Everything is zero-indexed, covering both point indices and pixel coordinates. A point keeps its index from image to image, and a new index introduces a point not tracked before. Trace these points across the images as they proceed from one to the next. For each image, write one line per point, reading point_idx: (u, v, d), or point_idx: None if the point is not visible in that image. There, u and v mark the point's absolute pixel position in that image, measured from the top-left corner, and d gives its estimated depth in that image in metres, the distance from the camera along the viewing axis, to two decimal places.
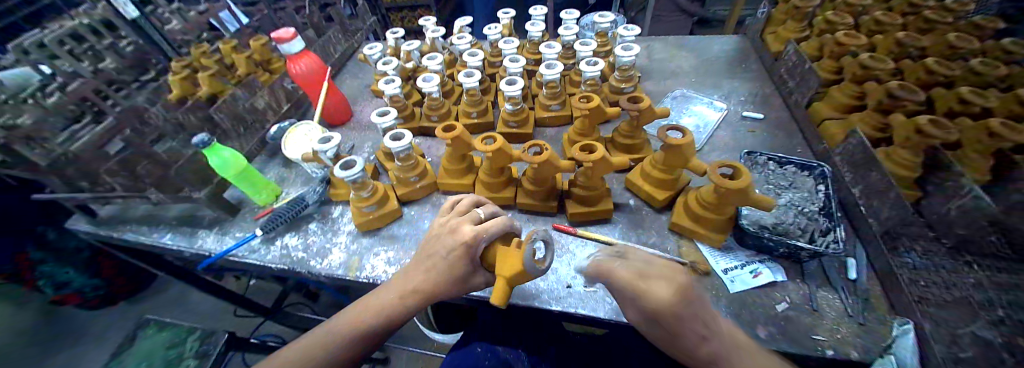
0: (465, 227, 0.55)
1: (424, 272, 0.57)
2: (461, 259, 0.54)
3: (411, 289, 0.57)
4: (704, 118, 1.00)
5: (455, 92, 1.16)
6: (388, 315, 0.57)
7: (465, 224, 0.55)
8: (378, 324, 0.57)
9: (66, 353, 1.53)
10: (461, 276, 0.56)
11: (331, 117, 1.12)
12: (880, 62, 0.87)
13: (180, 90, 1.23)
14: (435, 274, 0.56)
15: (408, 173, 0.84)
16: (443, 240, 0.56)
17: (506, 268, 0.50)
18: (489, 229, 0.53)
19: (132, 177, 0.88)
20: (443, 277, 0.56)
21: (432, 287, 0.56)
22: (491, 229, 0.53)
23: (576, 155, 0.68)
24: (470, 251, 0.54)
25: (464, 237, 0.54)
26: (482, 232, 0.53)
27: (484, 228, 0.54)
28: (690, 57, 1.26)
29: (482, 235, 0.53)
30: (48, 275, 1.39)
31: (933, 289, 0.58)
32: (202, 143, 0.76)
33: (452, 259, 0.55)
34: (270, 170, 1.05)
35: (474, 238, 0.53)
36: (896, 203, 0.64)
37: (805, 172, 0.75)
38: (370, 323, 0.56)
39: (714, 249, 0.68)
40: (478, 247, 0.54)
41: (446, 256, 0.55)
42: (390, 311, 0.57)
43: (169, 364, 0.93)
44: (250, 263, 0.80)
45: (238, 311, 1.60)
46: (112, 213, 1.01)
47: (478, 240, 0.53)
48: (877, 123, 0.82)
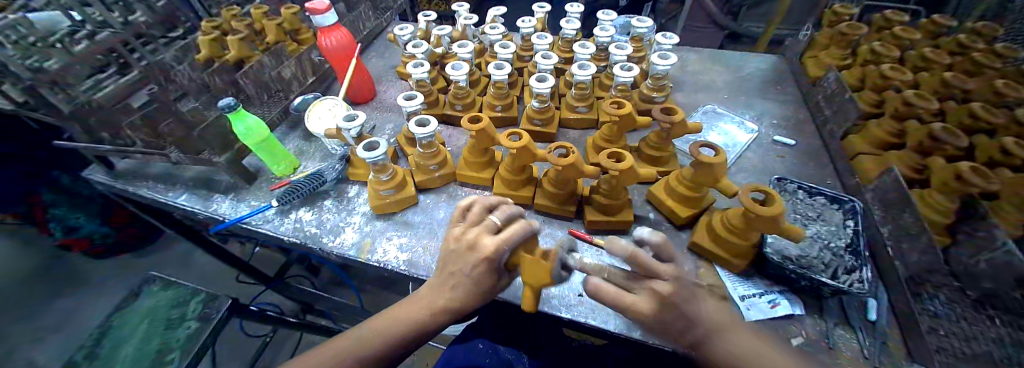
0: (485, 241, 0.50)
1: (450, 288, 0.54)
2: (485, 274, 0.51)
3: (442, 305, 0.53)
4: (734, 137, 0.97)
5: (481, 83, 1.15)
6: (417, 330, 0.54)
7: (483, 236, 0.51)
8: (401, 339, 0.53)
9: (65, 298, 1.55)
10: (484, 288, 0.53)
11: (355, 95, 1.12)
12: (925, 100, 0.84)
13: (208, 51, 1.22)
14: (466, 290, 0.53)
15: (429, 160, 0.84)
16: (463, 258, 0.52)
17: (533, 279, 0.48)
18: (511, 238, 0.50)
19: (153, 134, 0.88)
20: (470, 292, 0.53)
21: (461, 305, 0.53)
22: (512, 239, 0.50)
23: (603, 161, 0.66)
24: (494, 264, 0.51)
25: (486, 253, 0.50)
26: (502, 244, 0.49)
27: (505, 238, 0.50)
28: (723, 73, 1.23)
29: (502, 249, 0.49)
30: (60, 218, 1.43)
31: (953, 339, 0.59)
32: (227, 108, 0.74)
33: (476, 275, 0.51)
34: (290, 142, 1.05)
35: (496, 253, 0.49)
36: (927, 248, 0.62)
37: (835, 205, 0.72)
38: (393, 334, 0.53)
39: (733, 275, 0.67)
40: (500, 260, 0.50)
41: (470, 271, 0.51)
42: (419, 325, 0.54)
43: (170, 323, 0.93)
44: (263, 233, 0.80)
45: (241, 276, 1.62)
46: (131, 168, 1.02)
47: (499, 253, 0.49)
48: (914, 164, 0.79)
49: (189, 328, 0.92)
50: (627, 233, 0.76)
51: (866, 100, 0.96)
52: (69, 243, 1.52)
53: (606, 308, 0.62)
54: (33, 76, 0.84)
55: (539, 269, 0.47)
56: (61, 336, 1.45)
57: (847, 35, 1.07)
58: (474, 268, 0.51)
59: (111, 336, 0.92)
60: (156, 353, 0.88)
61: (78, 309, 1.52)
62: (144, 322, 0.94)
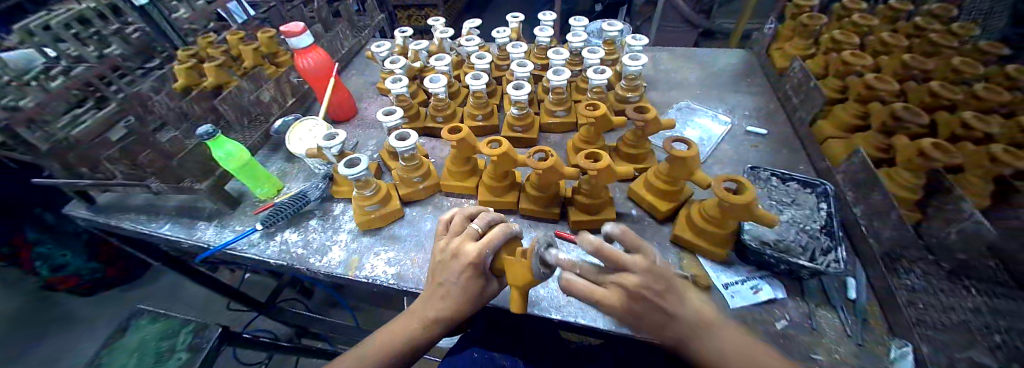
0: (466, 246, 0.53)
1: (439, 300, 0.54)
2: (471, 280, 0.53)
3: (433, 317, 0.53)
4: (710, 131, 1.00)
5: (461, 94, 1.16)
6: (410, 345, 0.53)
7: (466, 243, 0.53)
8: (393, 357, 0.52)
9: (49, 340, 1.50)
10: (471, 294, 0.54)
11: (336, 113, 1.12)
12: (886, 83, 0.88)
13: (185, 79, 1.22)
14: (456, 301, 0.53)
15: (412, 173, 0.84)
16: (449, 266, 0.53)
17: (515, 279, 0.51)
18: (491, 243, 0.52)
19: (131, 165, 0.87)
20: (460, 301, 0.53)
21: (451, 315, 0.53)
22: (493, 243, 0.52)
23: (581, 162, 0.67)
24: (478, 269, 0.53)
25: (469, 257, 0.51)
26: (484, 248, 0.51)
27: (486, 242, 0.52)
28: (695, 70, 1.27)
29: (484, 253, 0.51)
30: (46, 257, 1.41)
31: (931, 310, 0.61)
32: (206, 135, 0.74)
33: (462, 282, 0.53)
34: (273, 165, 1.05)
35: (479, 257, 0.51)
36: (898, 224, 0.64)
37: (808, 190, 0.75)
38: (384, 354, 0.52)
39: (716, 264, 0.68)
40: (483, 263, 0.52)
41: (457, 279, 0.53)
42: (411, 340, 0.54)
43: (159, 357, 0.92)
44: (249, 257, 0.79)
45: (232, 305, 1.60)
46: (110, 201, 1.00)
47: (482, 257, 0.51)
48: (880, 144, 0.83)
49: (179, 360, 0.90)
50: None
51: (831, 87, 1.00)
52: (53, 284, 1.47)
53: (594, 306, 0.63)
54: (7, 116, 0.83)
55: (519, 269, 0.50)
56: None
57: (809, 26, 1.11)
58: (459, 276, 0.52)
59: None
60: None
61: (64, 351, 1.47)
62: (132, 358, 0.92)
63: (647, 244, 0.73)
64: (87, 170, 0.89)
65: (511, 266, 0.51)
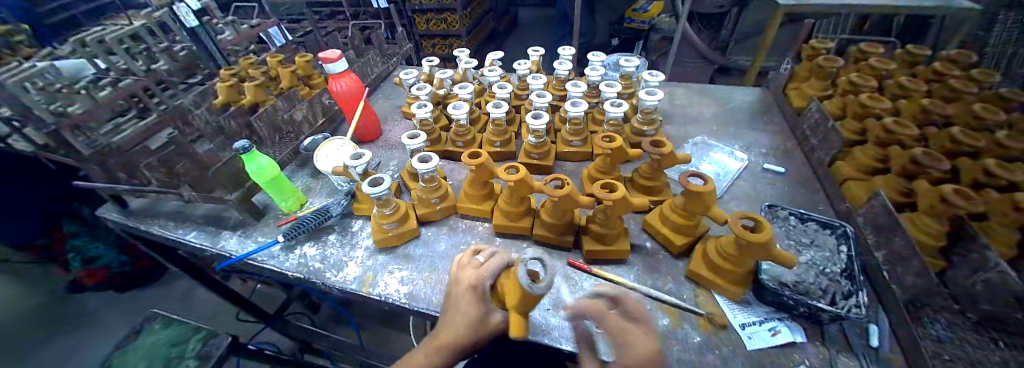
0: (466, 271, 0.59)
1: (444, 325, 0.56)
2: (472, 303, 0.56)
3: (438, 342, 0.54)
4: (725, 167, 1.01)
5: (481, 120, 1.21)
6: None
7: (465, 269, 0.60)
8: None
9: (63, 337, 1.53)
10: (477, 314, 0.56)
11: (361, 134, 1.17)
12: (903, 127, 0.88)
13: (224, 96, 1.31)
14: (460, 323, 0.55)
15: (430, 194, 0.87)
16: (451, 291, 0.59)
17: (511, 300, 0.53)
18: (488, 269, 0.58)
19: (168, 173, 0.93)
20: (464, 327, 0.54)
21: (455, 338, 0.54)
22: (490, 267, 0.58)
23: (596, 191, 0.68)
24: (478, 292, 0.57)
25: (470, 279, 0.57)
26: (482, 272, 0.58)
27: (484, 268, 0.58)
28: (711, 106, 1.29)
29: (482, 276, 0.57)
30: (79, 250, 1.47)
31: (960, 364, 0.58)
32: (242, 149, 0.79)
33: (463, 304, 0.56)
34: (298, 179, 1.09)
35: (478, 279, 0.57)
36: (919, 271, 0.62)
37: (828, 231, 0.74)
38: None
39: (732, 302, 0.67)
40: (483, 286, 0.57)
41: (458, 302, 0.56)
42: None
43: (169, 362, 0.93)
44: (268, 269, 0.82)
45: (241, 315, 1.61)
46: (143, 206, 1.06)
47: (480, 280, 0.57)
48: (901, 188, 0.82)
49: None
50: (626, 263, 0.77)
51: (849, 128, 1.01)
52: (83, 276, 1.53)
53: None
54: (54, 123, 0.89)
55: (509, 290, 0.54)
56: None
57: (825, 68, 1.13)
58: (462, 299, 0.56)
59: None
60: None
61: (75, 349, 1.50)
62: (144, 362, 0.93)
63: (660, 278, 0.73)
64: (127, 177, 0.95)
65: (507, 288, 0.55)
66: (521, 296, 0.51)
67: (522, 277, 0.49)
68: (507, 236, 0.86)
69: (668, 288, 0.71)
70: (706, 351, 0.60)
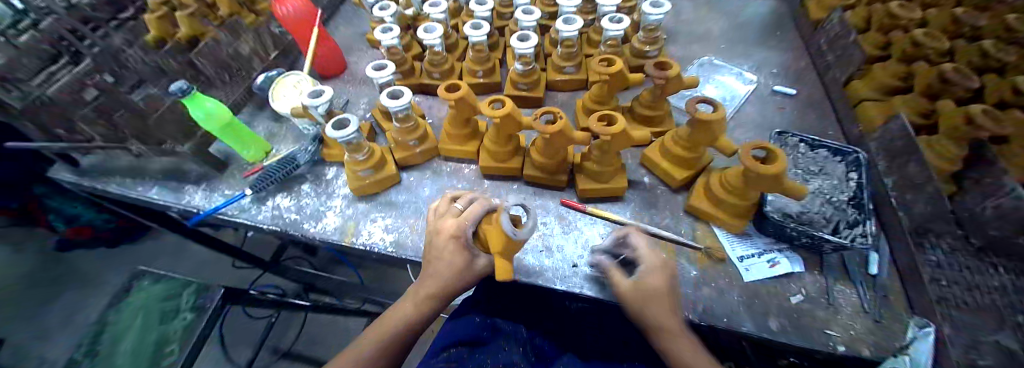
0: (448, 222, 0.53)
1: (427, 275, 0.53)
2: (456, 255, 0.52)
3: (430, 294, 0.52)
4: (733, 90, 0.91)
5: (459, 47, 1.06)
6: (411, 323, 0.53)
7: (446, 220, 0.53)
8: (401, 335, 0.52)
9: (64, 296, 1.55)
10: (461, 266, 0.52)
11: (323, 68, 1.03)
12: (935, 40, 0.78)
13: (155, 30, 1.06)
14: (443, 275, 0.52)
15: (408, 136, 0.78)
16: (432, 242, 0.53)
17: (495, 244, 0.49)
18: (469, 215, 0.52)
19: (109, 125, 0.81)
20: (447, 277, 0.52)
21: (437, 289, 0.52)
22: (471, 215, 0.52)
23: (594, 125, 0.60)
24: (461, 242, 0.52)
25: (449, 228, 0.52)
26: (463, 221, 0.52)
27: (465, 216, 0.52)
28: (720, 21, 1.14)
29: (464, 225, 0.52)
30: (58, 209, 1.37)
31: (955, 288, 0.59)
32: (180, 92, 0.67)
33: (448, 256, 0.52)
34: (259, 125, 0.98)
35: (459, 230, 0.51)
36: (933, 198, 0.61)
37: (838, 158, 0.69)
38: (391, 336, 0.51)
39: (731, 235, 0.64)
40: (466, 237, 0.52)
41: (440, 253, 0.52)
42: (412, 318, 0.53)
43: (165, 317, 0.92)
44: (241, 223, 0.76)
45: (237, 264, 1.62)
46: (94, 164, 0.95)
47: (462, 230, 0.52)
48: (922, 109, 0.75)
49: (185, 319, 0.91)
50: (622, 200, 0.72)
51: (872, 43, 0.90)
52: (74, 234, 1.48)
53: (599, 276, 0.60)
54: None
55: (494, 230, 0.49)
56: (67, 334, 1.45)
57: None
58: (444, 252, 0.52)
59: (106, 335, 0.91)
60: (158, 346, 0.88)
61: (80, 306, 1.52)
62: (140, 318, 0.93)
63: (658, 214, 0.69)
64: (64, 132, 0.83)
65: (490, 232, 0.51)
66: (506, 242, 0.47)
67: (504, 223, 0.46)
68: (495, 179, 0.80)
69: (666, 224, 0.68)
70: (702, 285, 0.59)
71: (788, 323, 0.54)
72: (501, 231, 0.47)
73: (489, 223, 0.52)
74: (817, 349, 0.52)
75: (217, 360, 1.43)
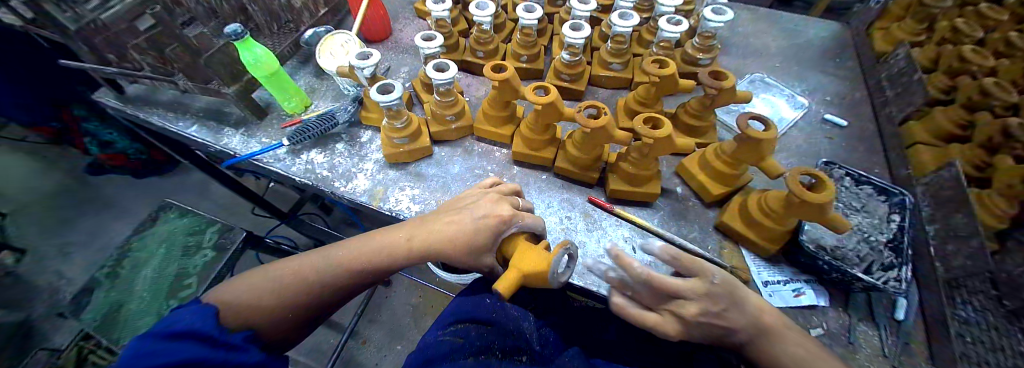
0: (503, 206, 0.54)
1: (429, 233, 0.53)
2: (482, 230, 0.52)
3: (415, 249, 0.53)
4: (780, 112, 0.89)
5: (507, 29, 1.04)
6: (382, 266, 0.53)
7: (501, 205, 0.54)
8: (368, 274, 0.53)
9: (92, 216, 1.63)
10: (481, 245, 0.52)
11: (370, 31, 1.03)
12: (1005, 91, 0.74)
13: None
14: (460, 246, 0.51)
15: (446, 111, 0.78)
16: (467, 213, 0.53)
17: (527, 263, 0.48)
18: (525, 219, 0.55)
19: (161, 59, 0.84)
20: (461, 250, 0.51)
21: (434, 248, 0.52)
22: (527, 221, 0.55)
23: (638, 127, 0.60)
24: (499, 227, 0.52)
25: (500, 211, 0.53)
26: (518, 216, 0.54)
27: (519, 215, 0.54)
28: (777, 38, 1.10)
29: (515, 220, 0.54)
30: (93, 133, 1.43)
31: (979, 346, 0.57)
32: (234, 34, 0.69)
33: (481, 225, 0.52)
34: (300, 78, 0.99)
35: (511, 217, 0.53)
36: (976, 253, 0.59)
37: (882, 197, 0.66)
38: (357, 271, 0.52)
39: (759, 259, 0.63)
40: (507, 231, 0.53)
41: (469, 225, 0.52)
42: (384, 262, 0.53)
43: (187, 251, 0.96)
44: (274, 171, 0.78)
45: (255, 211, 1.67)
46: (140, 94, 0.98)
47: (509, 223, 0.53)
48: (977, 161, 0.72)
49: (205, 256, 0.94)
50: (651, 206, 0.71)
51: (936, 86, 0.86)
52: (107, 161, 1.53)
53: None
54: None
55: (535, 256, 0.49)
56: (90, 253, 1.53)
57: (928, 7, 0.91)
58: (482, 219, 0.52)
59: (130, 259, 0.95)
60: (175, 278, 0.91)
61: (106, 228, 1.60)
62: (164, 247, 0.97)
63: (686, 226, 0.68)
64: (116, 59, 0.85)
65: (526, 251, 0.50)
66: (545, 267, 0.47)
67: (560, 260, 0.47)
68: (525, 166, 0.80)
69: (692, 236, 0.67)
70: None
71: None
72: (547, 260, 0.48)
73: (528, 245, 0.52)
74: None
75: None
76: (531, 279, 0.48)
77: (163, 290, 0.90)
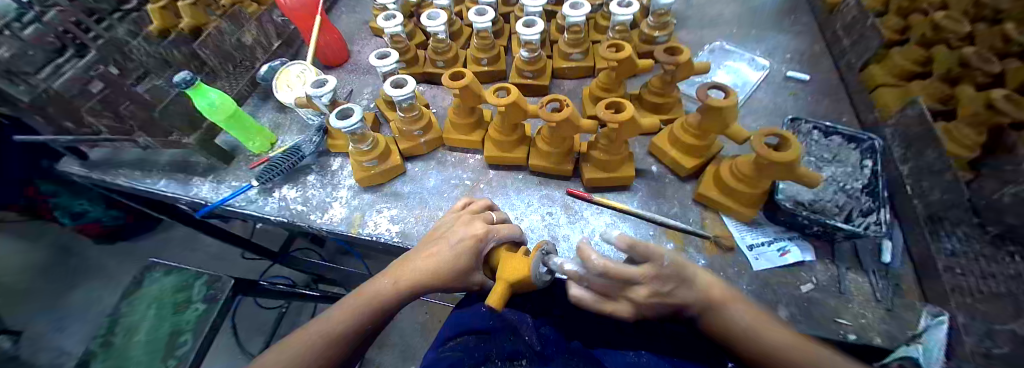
0: (477, 223, 0.54)
1: (422, 262, 0.51)
2: (467, 251, 0.51)
3: (414, 280, 0.50)
4: (743, 76, 0.89)
5: (463, 34, 1.04)
6: (386, 307, 0.50)
7: (479, 221, 0.55)
8: (376, 320, 0.50)
9: (82, 287, 1.59)
10: (466, 266, 0.51)
11: (327, 57, 1.02)
12: (957, 22, 0.75)
13: (159, 21, 1.06)
14: (448, 268, 0.50)
15: (412, 126, 0.78)
16: (454, 231, 0.53)
17: (509, 270, 0.47)
18: (501, 230, 0.54)
19: (117, 118, 0.81)
20: (447, 273, 0.50)
21: (430, 274, 0.50)
22: (502, 231, 0.54)
23: (601, 113, 0.59)
24: (478, 248, 0.52)
25: (475, 230, 0.53)
26: (494, 229, 0.53)
27: (495, 227, 0.54)
28: (731, 4, 1.11)
29: (491, 234, 0.53)
30: (64, 206, 1.37)
31: (969, 278, 0.55)
32: (185, 83, 0.67)
33: (459, 250, 0.51)
34: (264, 116, 0.98)
35: (486, 233, 0.52)
36: (951, 185, 0.60)
37: (852, 145, 0.67)
38: (362, 323, 0.48)
39: (742, 225, 0.63)
40: (486, 245, 0.52)
41: (453, 247, 0.51)
42: (386, 304, 0.50)
43: (176, 306, 0.93)
44: (248, 214, 0.76)
45: (246, 255, 1.64)
46: (103, 156, 0.96)
47: (487, 238, 0.52)
48: (940, 94, 0.72)
49: (196, 310, 0.91)
50: (630, 189, 0.71)
51: (891, 27, 0.87)
52: (79, 229, 1.48)
53: None
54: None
55: (515, 261, 0.48)
56: (84, 324, 1.50)
57: None
58: (457, 243, 0.52)
59: (121, 324, 0.93)
60: (168, 336, 0.89)
61: (97, 297, 1.56)
62: (154, 306, 0.95)
63: (666, 203, 0.68)
64: (72, 124, 0.83)
65: (510, 258, 0.49)
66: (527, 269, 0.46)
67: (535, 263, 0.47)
68: (500, 169, 0.79)
69: (673, 213, 0.67)
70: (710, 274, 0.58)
71: (799, 312, 0.52)
72: (526, 264, 0.47)
73: (510, 253, 0.52)
74: (830, 339, 0.49)
75: (231, 351, 1.46)
76: (520, 285, 0.48)
77: (157, 350, 0.87)
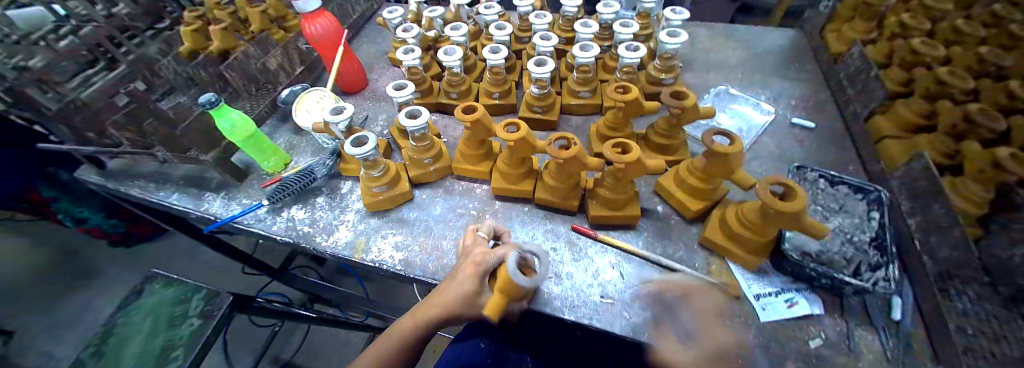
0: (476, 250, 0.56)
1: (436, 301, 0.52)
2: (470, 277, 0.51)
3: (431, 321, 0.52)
4: (749, 121, 0.91)
5: (477, 68, 1.08)
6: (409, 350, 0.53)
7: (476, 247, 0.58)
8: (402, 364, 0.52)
9: (78, 292, 1.58)
10: (470, 291, 0.51)
11: (346, 84, 1.06)
12: (959, 79, 0.77)
13: (190, 43, 1.11)
14: (456, 301, 0.51)
15: (422, 154, 0.80)
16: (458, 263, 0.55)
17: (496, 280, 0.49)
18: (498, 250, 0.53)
19: (138, 132, 0.84)
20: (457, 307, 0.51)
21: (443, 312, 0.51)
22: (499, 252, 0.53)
23: (608, 153, 0.60)
24: (479, 271, 0.51)
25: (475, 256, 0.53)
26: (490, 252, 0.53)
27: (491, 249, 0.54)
28: (737, 50, 1.15)
29: (490, 255, 0.52)
30: (63, 211, 1.36)
31: (980, 339, 0.54)
32: (209, 104, 0.70)
33: (462, 278, 0.51)
34: (280, 137, 1.01)
35: (484, 257, 0.53)
36: (960, 242, 0.59)
37: (859, 196, 0.67)
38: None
39: (748, 273, 0.62)
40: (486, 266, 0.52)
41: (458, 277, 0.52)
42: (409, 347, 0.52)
43: (172, 320, 0.92)
44: (255, 232, 0.78)
45: (246, 270, 1.64)
46: (120, 167, 0.99)
47: (485, 259, 0.52)
48: (946, 150, 0.73)
49: (191, 325, 0.90)
50: (635, 229, 0.71)
51: (894, 79, 0.89)
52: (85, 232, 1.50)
53: (611, 310, 0.58)
54: (15, 77, 0.76)
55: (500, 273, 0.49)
56: (76, 330, 1.48)
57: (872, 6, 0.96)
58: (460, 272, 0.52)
59: (114, 335, 0.92)
60: (160, 351, 0.87)
61: (92, 303, 1.55)
62: (150, 319, 0.94)
63: (671, 245, 0.68)
64: (94, 136, 0.86)
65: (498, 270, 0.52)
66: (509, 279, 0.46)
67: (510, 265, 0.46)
68: (506, 200, 0.80)
69: (678, 256, 0.66)
70: None
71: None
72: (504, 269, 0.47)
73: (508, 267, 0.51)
74: None
75: None
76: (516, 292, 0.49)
77: (148, 365, 0.86)
